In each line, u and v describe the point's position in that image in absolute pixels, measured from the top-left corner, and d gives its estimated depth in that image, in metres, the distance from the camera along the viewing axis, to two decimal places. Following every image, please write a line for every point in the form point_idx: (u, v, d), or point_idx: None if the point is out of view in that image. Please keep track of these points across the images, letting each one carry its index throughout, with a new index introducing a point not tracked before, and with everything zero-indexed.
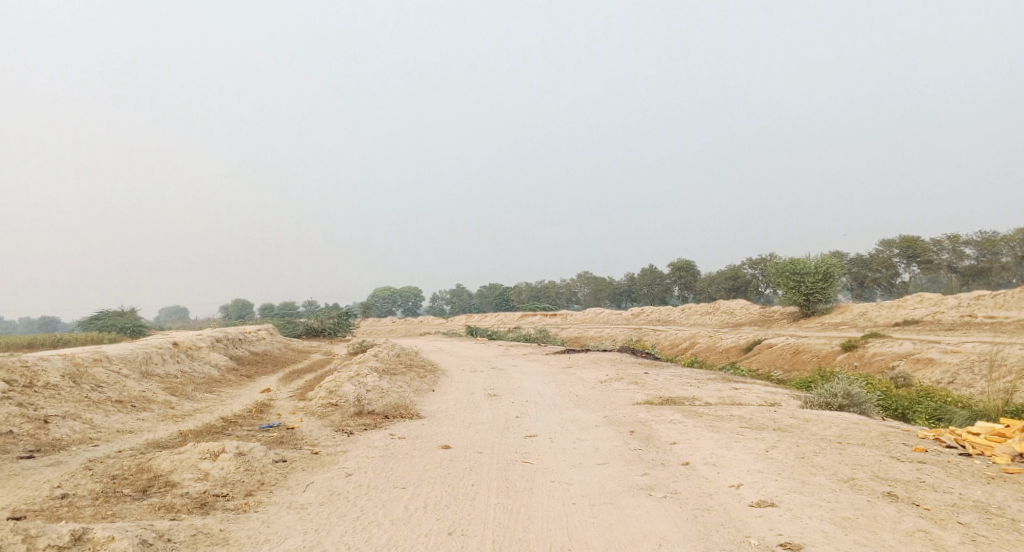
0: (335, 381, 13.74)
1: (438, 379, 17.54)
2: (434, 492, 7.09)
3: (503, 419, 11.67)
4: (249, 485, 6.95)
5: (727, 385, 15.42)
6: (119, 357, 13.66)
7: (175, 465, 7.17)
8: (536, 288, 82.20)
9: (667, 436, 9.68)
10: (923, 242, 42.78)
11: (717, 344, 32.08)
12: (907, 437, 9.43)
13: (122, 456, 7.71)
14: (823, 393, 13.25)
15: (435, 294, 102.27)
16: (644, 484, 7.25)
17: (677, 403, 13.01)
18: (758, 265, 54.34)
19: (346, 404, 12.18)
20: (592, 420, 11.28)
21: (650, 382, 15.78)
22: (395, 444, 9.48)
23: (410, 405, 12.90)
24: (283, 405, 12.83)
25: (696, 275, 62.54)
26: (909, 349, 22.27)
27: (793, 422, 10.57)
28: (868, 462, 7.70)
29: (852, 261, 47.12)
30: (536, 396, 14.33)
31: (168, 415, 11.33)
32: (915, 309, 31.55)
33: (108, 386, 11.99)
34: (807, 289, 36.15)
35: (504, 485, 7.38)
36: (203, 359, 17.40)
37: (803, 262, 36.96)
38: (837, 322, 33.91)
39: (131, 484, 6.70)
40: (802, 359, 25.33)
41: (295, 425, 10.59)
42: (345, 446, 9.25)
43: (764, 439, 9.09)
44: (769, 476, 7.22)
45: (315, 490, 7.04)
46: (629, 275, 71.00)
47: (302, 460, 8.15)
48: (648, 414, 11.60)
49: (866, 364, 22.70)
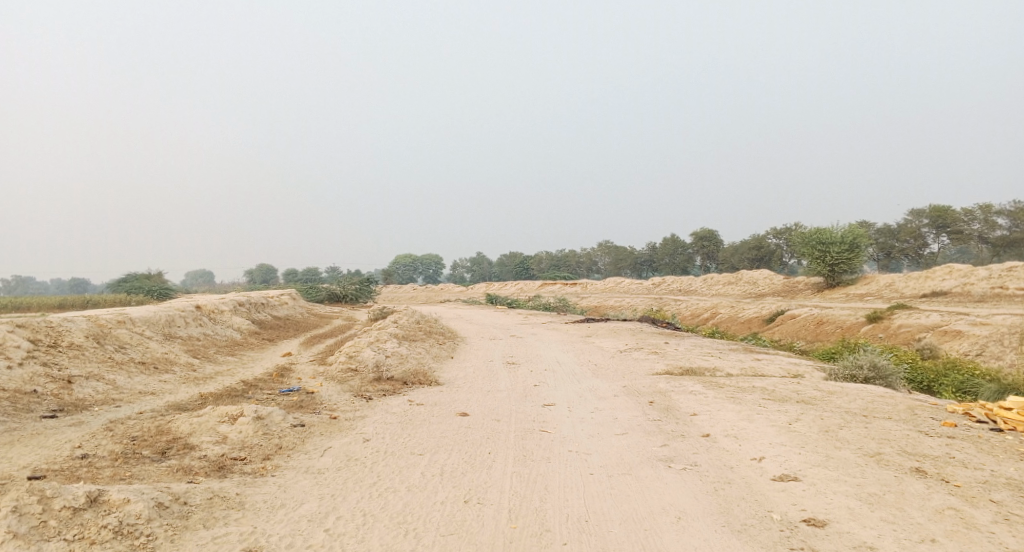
0: (354, 347, 13.75)
1: (457, 346, 17.53)
2: (451, 459, 7.05)
3: (521, 387, 11.60)
4: (266, 449, 6.96)
5: (749, 356, 15.18)
6: (142, 319, 13.78)
7: (194, 427, 7.21)
8: (556, 257, 81.88)
9: (687, 407, 9.53)
10: (953, 212, 41.62)
11: (739, 314, 31.72)
12: (935, 411, 9.17)
13: (142, 418, 7.77)
14: (848, 365, 12.97)
15: (455, 261, 102.45)
16: (663, 455, 7.13)
17: (698, 373, 12.85)
18: (782, 235, 53.45)
19: (365, 369, 12.19)
20: (611, 390, 11.15)
21: (671, 351, 15.62)
22: (413, 410, 9.45)
23: (428, 372, 12.87)
24: (303, 369, 12.89)
25: (719, 245, 61.76)
26: (937, 321, 21.78)
27: (817, 395, 10.36)
28: (896, 436, 7.48)
29: (879, 231, 46.11)
30: (555, 364, 14.24)
31: (190, 377, 11.43)
32: (944, 280, 30.81)
33: (131, 348, 12.11)
34: (832, 260, 35.46)
35: (521, 453, 7.32)
36: (225, 322, 17.55)
37: (829, 232, 36.22)
38: (863, 293, 33.30)
39: (150, 445, 6.74)
40: (826, 330, 24.93)
41: (314, 390, 10.63)
42: (364, 411, 9.24)
43: (787, 411, 8.90)
44: (793, 449, 7.05)
45: (332, 455, 7.02)
46: (651, 243, 70.33)
47: (320, 425, 8.14)
48: (668, 385, 11.44)
49: (891, 336, 22.28)
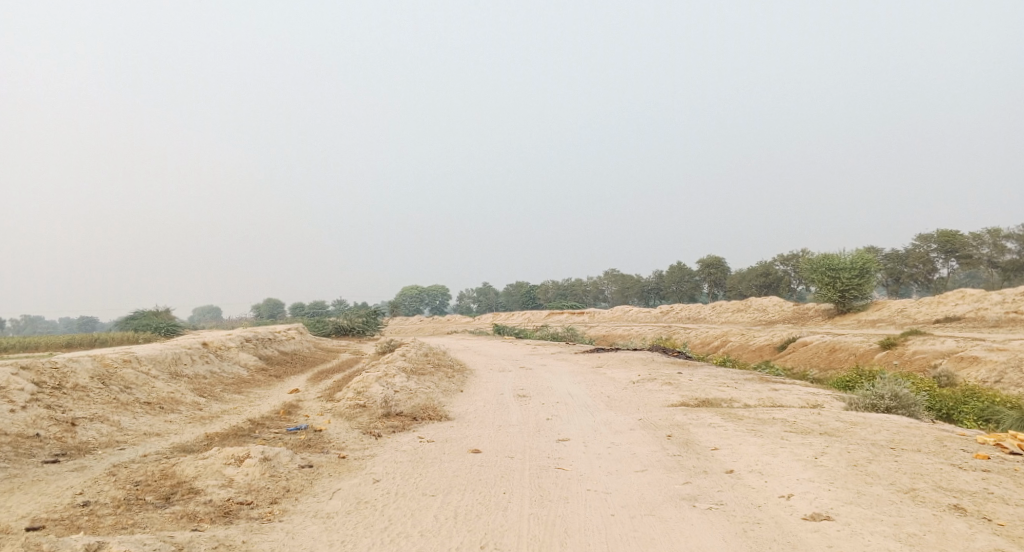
0: (362, 382, 13.51)
1: (466, 379, 17.25)
2: (465, 500, 6.78)
3: (534, 421, 11.32)
4: (274, 492, 6.71)
5: (765, 386, 14.84)
6: (148, 357, 13.62)
7: (199, 470, 6.97)
8: (563, 287, 81.68)
9: (706, 441, 9.22)
10: (961, 236, 41.31)
11: (750, 342, 31.30)
12: (964, 442, 8.84)
13: (146, 461, 7.54)
14: (868, 394, 12.62)
15: (462, 293, 102.35)
16: (686, 493, 6.84)
17: (714, 404, 12.53)
18: (789, 261, 53.16)
19: (373, 405, 11.94)
20: (627, 423, 10.85)
21: (684, 382, 15.30)
22: (424, 448, 9.19)
23: (438, 407, 12.61)
24: (311, 406, 12.65)
25: (726, 272, 61.46)
26: (953, 347, 21.38)
27: (840, 427, 10.04)
28: (929, 470, 7.17)
29: (887, 256, 45.79)
30: (567, 397, 13.93)
31: (196, 416, 11.21)
32: (957, 305, 30.39)
33: (136, 387, 11.92)
34: (842, 286, 35.10)
35: (538, 493, 7.05)
36: (232, 359, 17.35)
37: (837, 258, 35.95)
38: (874, 319, 32.88)
39: (154, 490, 6.51)
40: (839, 357, 24.51)
41: (323, 428, 10.38)
42: (373, 450, 8.97)
43: (812, 444, 8.59)
44: (822, 485, 6.75)
45: (341, 498, 6.77)
46: (657, 272, 70.09)
47: (329, 465, 7.88)
48: (685, 417, 11.13)
49: (907, 363, 21.86)
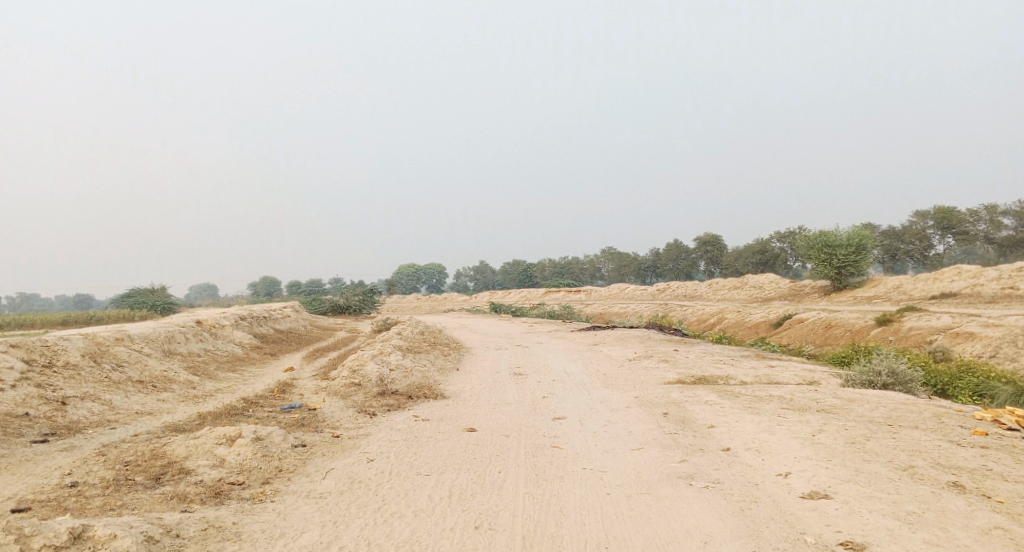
0: (357, 360, 13.42)
1: (463, 357, 17.19)
2: (460, 479, 6.72)
3: (530, 399, 11.26)
4: (266, 472, 6.63)
5: (762, 363, 14.80)
6: (141, 336, 13.48)
7: (190, 451, 6.88)
8: (559, 265, 81.57)
9: (703, 419, 9.16)
10: (958, 213, 41.24)
11: (746, 319, 31.31)
12: (962, 419, 8.79)
13: (137, 441, 7.44)
14: (865, 371, 12.57)
15: (459, 271, 102.20)
16: (683, 472, 6.78)
17: (711, 382, 12.49)
18: (786, 238, 53.06)
19: (368, 384, 11.86)
20: (623, 401, 10.79)
21: (681, 359, 15.25)
22: (419, 426, 9.12)
23: (434, 385, 12.53)
24: (306, 385, 12.57)
25: (723, 249, 61.38)
26: (948, 323, 21.38)
27: (837, 403, 9.99)
28: (927, 447, 7.12)
29: (884, 233, 45.74)
30: (563, 375, 13.86)
31: (189, 395, 11.11)
32: (953, 282, 30.36)
33: (129, 366, 11.80)
34: (839, 262, 35.05)
35: (534, 472, 6.99)
36: (226, 337, 17.24)
37: (834, 235, 35.85)
38: (870, 296, 32.87)
39: (144, 471, 6.42)
40: (835, 333, 24.52)
41: (317, 407, 10.30)
42: (367, 429, 8.90)
43: (809, 422, 8.53)
44: (820, 463, 6.69)
45: (334, 478, 6.69)
46: (654, 249, 69.98)
47: (322, 445, 7.80)
48: (682, 395, 11.08)
49: (902, 339, 21.86)
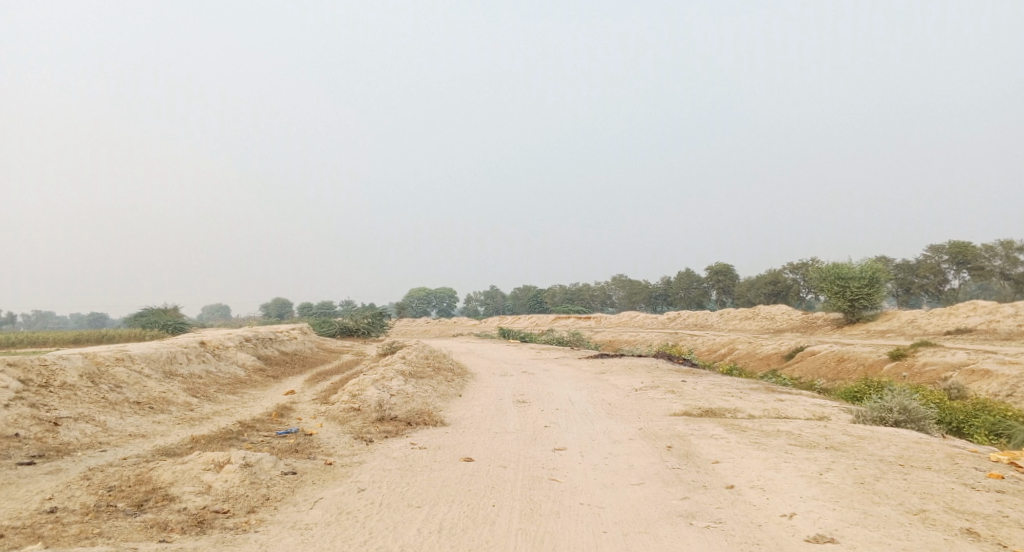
0: (358, 384, 13.25)
1: (467, 383, 16.97)
2: (451, 512, 6.51)
3: (531, 429, 11.02)
4: (252, 500, 6.46)
5: (771, 396, 14.47)
6: (142, 356, 13.39)
7: (176, 476, 6.71)
8: (570, 291, 81.32)
9: (707, 454, 8.89)
10: (974, 247, 40.75)
11: (757, 350, 30.87)
12: (977, 460, 8.47)
13: (125, 465, 7.29)
14: (877, 407, 12.23)
15: (469, 296, 102.15)
16: (683, 510, 6.53)
17: (718, 415, 12.20)
18: (799, 269, 52.66)
19: (367, 409, 11.67)
20: (626, 433, 10.53)
21: (688, 390, 14.95)
22: (415, 455, 8.91)
23: (434, 412, 12.32)
24: (305, 409, 12.39)
25: (734, 279, 60.99)
26: (964, 359, 20.93)
27: (847, 440, 9.69)
28: (940, 490, 6.81)
29: (897, 266, 45.26)
30: (567, 404, 13.61)
31: (185, 417, 10.97)
32: (969, 317, 29.85)
33: (128, 387, 11.69)
34: (852, 295, 34.63)
35: (529, 505, 6.77)
36: (229, 359, 17.13)
37: (847, 267, 35.46)
38: (884, 330, 32.39)
39: (127, 497, 6.27)
40: (847, 367, 24.08)
41: (313, 432, 10.12)
42: (362, 456, 8.69)
43: (817, 459, 8.25)
44: (827, 504, 6.42)
45: (322, 507, 6.50)
46: (665, 278, 69.68)
47: (314, 472, 7.61)
48: (687, 427, 10.80)
49: (916, 374, 21.40)
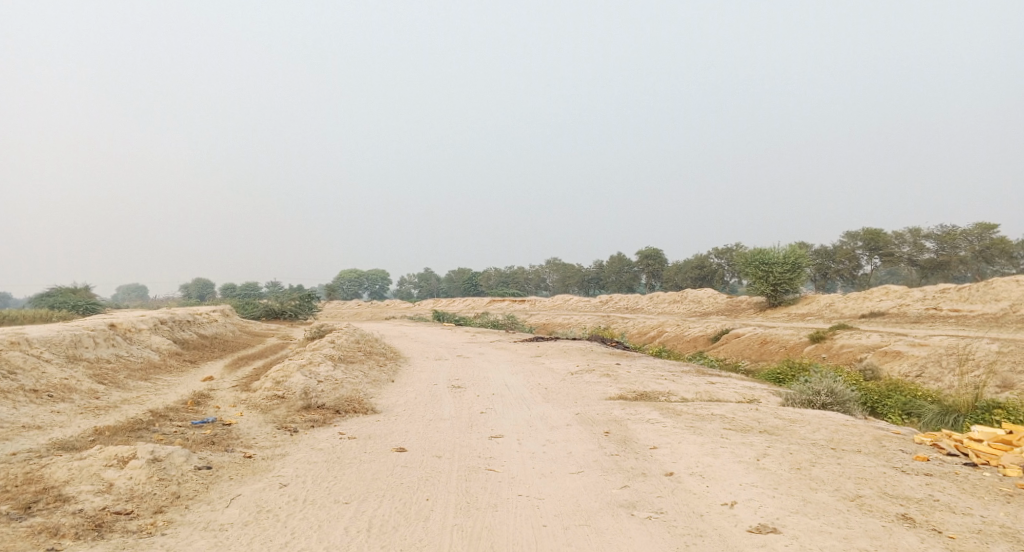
0: (283, 370, 12.53)
1: (399, 367, 16.44)
2: (383, 508, 6.11)
3: (466, 415, 10.69)
4: (160, 499, 5.83)
5: (702, 379, 14.64)
6: (41, 340, 12.22)
7: (72, 474, 6.00)
8: (504, 273, 81.24)
9: (645, 439, 8.78)
10: (885, 235, 42.88)
11: (685, 333, 31.55)
12: (903, 442, 8.69)
13: (13, 461, 6.48)
14: (805, 390, 12.49)
15: (402, 278, 100.65)
16: (624, 500, 6.35)
17: (652, 398, 12.20)
18: (724, 254, 54.21)
19: (293, 397, 11.04)
20: (563, 418, 10.33)
21: (623, 373, 14.95)
22: (343, 445, 8.41)
23: (364, 398, 11.79)
24: (224, 397, 11.60)
25: (663, 263, 62.32)
26: (877, 341, 21.91)
27: (779, 424, 9.80)
28: (873, 475, 6.90)
29: (816, 252, 47.16)
30: (503, 388, 13.32)
31: (89, 406, 10.03)
32: (881, 301, 31.37)
33: (23, 373, 10.60)
34: (775, 280, 35.79)
35: (465, 499, 6.44)
36: (142, 343, 15.97)
37: (771, 252, 36.61)
38: (804, 313, 33.68)
39: (12, 499, 5.55)
40: (770, 349, 24.87)
41: (233, 422, 9.44)
42: (286, 448, 8.12)
43: (753, 444, 8.26)
44: (766, 492, 6.38)
45: (239, 506, 5.96)
46: (598, 261, 70.54)
47: (231, 467, 7.00)
48: (623, 412, 10.71)
49: (834, 356, 22.28)
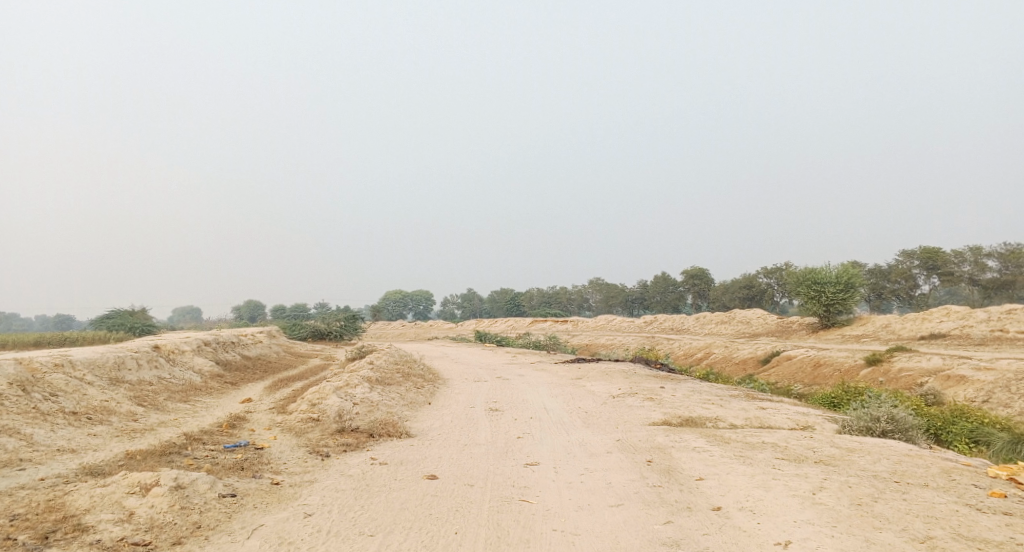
0: (319, 392, 12.40)
1: (437, 390, 16.17)
2: (408, 542, 5.81)
3: (503, 440, 10.34)
4: (179, 529, 5.65)
5: (752, 404, 13.93)
6: (85, 362, 12.40)
7: (94, 502, 5.89)
8: (547, 294, 80.81)
9: (690, 469, 8.27)
10: (944, 253, 40.99)
11: (733, 355, 30.53)
12: (975, 476, 7.96)
13: (39, 487, 6.41)
14: (863, 416, 11.71)
15: (446, 298, 101.24)
16: (667, 537, 5.91)
17: (698, 424, 11.63)
18: (773, 274, 52.69)
19: (327, 420, 10.86)
20: (603, 445, 9.88)
21: (667, 397, 14.37)
22: (374, 472, 8.14)
23: (399, 422, 11.53)
24: (260, 419, 11.52)
25: (710, 283, 60.98)
26: (939, 365, 20.68)
27: (836, 454, 9.15)
28: (945, 512, 6.28)
29: (870, 272, 45.39)
30: (542, 412, 12.90)
31: (127, 429, 10.04)
32: (942, 323, 29.82)
33: (64, 395, 10.71)
34: (827, 300, 34.44)
35: (496, 533, 6.09)
36: (184, 365, 16.13)
37: (823, 272, 35.27)
38: (859, 334, 32.26)
39: (32, 528, 5.47)
40: (823, 372, 23.78)
41: (266, 446, 9.31)
42: (315, 474, 7.90)
43: (807, 476, 7.68)
44: (824, 531, 5.87)
45: (261, 537, 5.73)
46: (642, 281, 69.52)
47: (257, 494, 6.80)
48: (667, 439, 10.18)
49: (892, 380, 21.12)
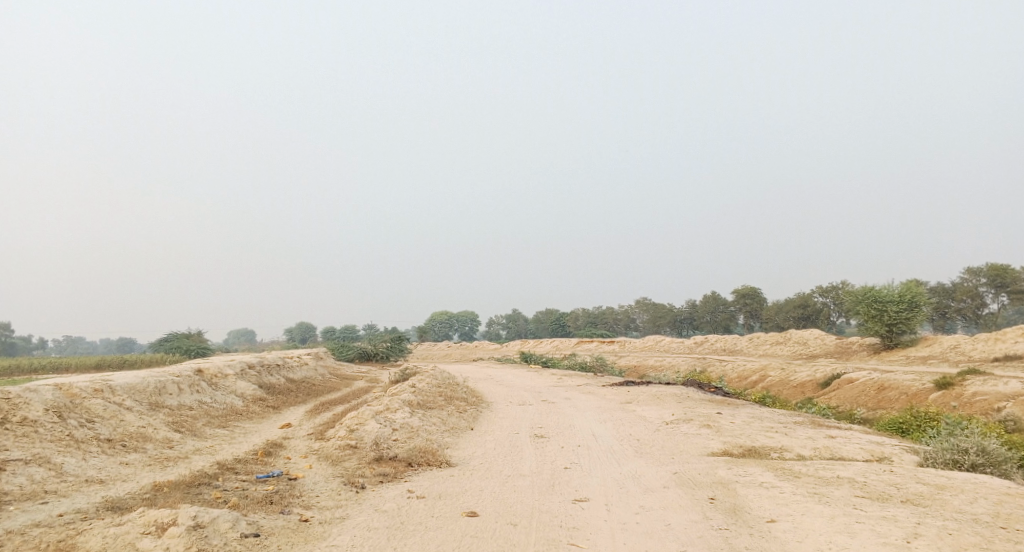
0: (358, 417, 11.94)
1: (481, 414, 15.52)
2: None
3: (549, 471, 9.64)
4: None
5: (820, 433, 12.83)
6: (126, 387, 12.23)
7: (106, 544, 5.47)
8: (593, 314, 79.60)
9: (760, 508, 7.42)
10: (1013, 270, 38.47)
11: (790, 377, 28.98)
12: None
13: (55, 525, 6.03)
14: (948, 448, 10.52)
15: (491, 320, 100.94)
16: None
17: (762, 455, 10.67)
18: (829, 293, 50.54)
19: (364, 448, 10.36)
20: (659, 478, 9.06)
21: (725, 424, 13.39)
22: (410, 507, 7.55)
23: (439, 450, 10.94)
24: (297, 447, 11.10)
25: (762, 303, 59.00)
26: (1019, 389, 19.01)
27: (925, 491, 8.12)
28: None
29: (932, 290, 43.00)
30: (590, 440, 12.13)
31: (160, 457, 9.72)
32: (1017, 343, 27.72)
33: (101, 422, 10.50)
34: (889, 320, 32.50)
35: None
36: (226, 389, 15.92)
37: (884, 290, 33.34)
38: (925, 355, 30.29)
39: None
40: (889, 396, 22.20)
41: (299, 476, 8.85)
42: (347, 510, 7.35)
43: (897, 519, 6.74)
44: None
45: None
46: (691, 301, 67.76)
47: (282, 534, 6.28)
48: (730, 472, 9.29)
49: (966, 405, 19.50)
